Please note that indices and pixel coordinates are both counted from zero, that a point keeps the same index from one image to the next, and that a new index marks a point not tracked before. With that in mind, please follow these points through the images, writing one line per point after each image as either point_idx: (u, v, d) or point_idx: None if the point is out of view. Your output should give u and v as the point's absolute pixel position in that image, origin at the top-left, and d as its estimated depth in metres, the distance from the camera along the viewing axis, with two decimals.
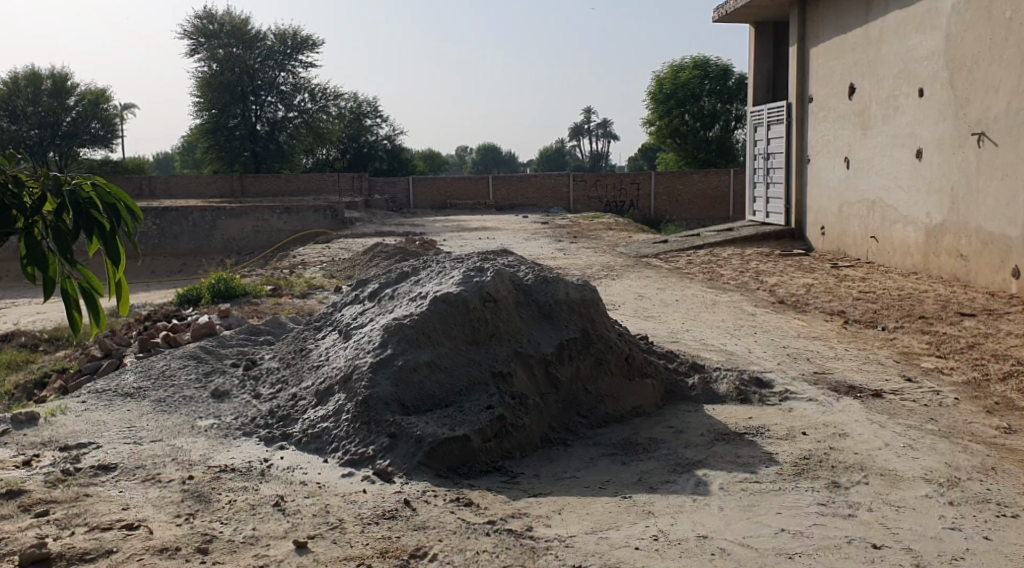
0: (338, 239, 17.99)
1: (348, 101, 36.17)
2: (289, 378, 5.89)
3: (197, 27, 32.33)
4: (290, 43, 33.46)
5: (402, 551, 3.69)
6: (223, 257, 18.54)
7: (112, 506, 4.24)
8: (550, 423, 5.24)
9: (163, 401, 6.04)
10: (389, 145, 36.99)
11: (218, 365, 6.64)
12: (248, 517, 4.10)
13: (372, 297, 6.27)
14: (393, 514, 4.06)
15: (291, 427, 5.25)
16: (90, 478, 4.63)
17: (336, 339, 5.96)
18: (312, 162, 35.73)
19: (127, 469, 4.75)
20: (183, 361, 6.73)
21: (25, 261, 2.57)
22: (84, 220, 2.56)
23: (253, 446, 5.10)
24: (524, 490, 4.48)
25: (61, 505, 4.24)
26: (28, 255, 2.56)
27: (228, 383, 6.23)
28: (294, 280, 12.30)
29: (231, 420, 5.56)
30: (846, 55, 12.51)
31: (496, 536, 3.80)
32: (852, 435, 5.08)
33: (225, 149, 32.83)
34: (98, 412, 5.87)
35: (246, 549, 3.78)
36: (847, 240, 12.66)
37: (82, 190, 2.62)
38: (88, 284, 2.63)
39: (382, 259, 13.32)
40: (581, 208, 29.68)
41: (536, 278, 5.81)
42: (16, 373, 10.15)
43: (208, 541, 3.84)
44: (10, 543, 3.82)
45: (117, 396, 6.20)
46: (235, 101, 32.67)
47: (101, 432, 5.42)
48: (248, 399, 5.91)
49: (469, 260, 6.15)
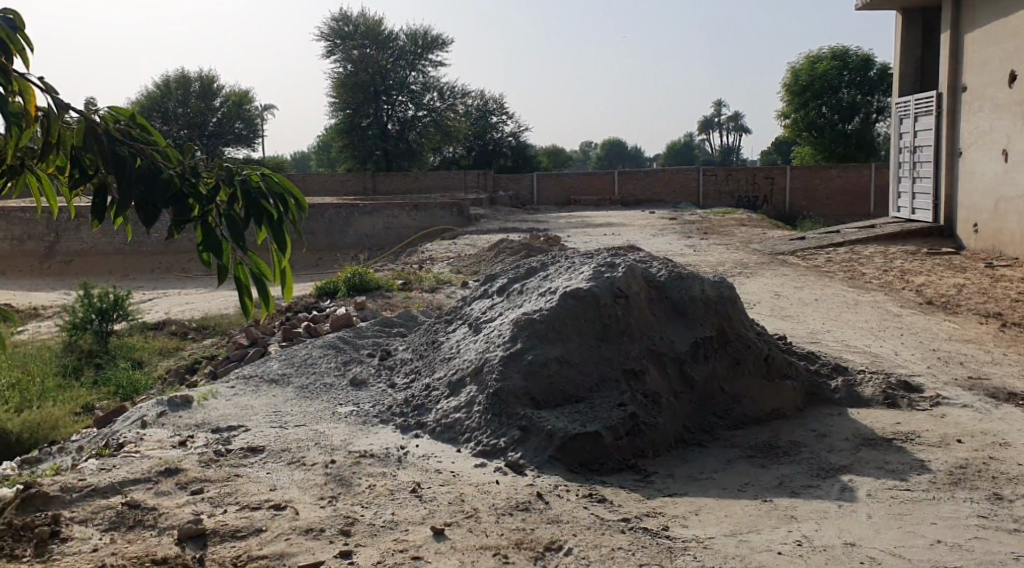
0: (466, 235, 18.25)
1: (476, 99, 36.70)
2: (422, 368, 6.03)
3: (332, 28, 33.44)
4: (421, 43, 34.23)
5: (537, 543, 3.70)
6: (356, 252, 19.13)
7: (261, 487, 4.43)
8: (684, 423, 5.15)
9: (305, 388, 6.29)
10: (515, 141, 37.37)
11: (355, 355, 6.86)
12: (388, 502, 4.22)
13: (501, 291, 6.34)
14: (526, 506, 4.07)
15: (424, 415, 5.37)
16: (239, 459, 4.87)
17: (467, 332, 6.05)
18: (440, 159, 36.35)
19: (274, 452, 4.96)
20: (323, 350, 6.98)
21: (201, 248, 2.57)
22: (256, 216, 2.60)
23: (390, 434, 5.25)
24: (659, 489, 4.42)
25: (215, 484, 4.47)
26: (204, 243, 2.56)
27: (364, 372, 6.43)
28: (424, 275, 12.56)
29: (369, 407, 5.73)
30: (1004, 41, 11.79)
31: (631, 534, 3.76)
32: (1014, 445, 4.77)
33: (358, 147, 33.87)
34: (246, 397, 6.16)
35: (387, 533, 3.89)
36: (1001, 238, 11.93)
37: (254, 179, 2.67)
38: (257, 270, 2.69)
39: (510, 255, 13.42)
40: (711, 204, 29.08)
41: (670, 274, 5.71)
42: (165, 361, 10.79)
43: (350, 523, 3.98)
44: (169, 519, 4.10)
45: (263, 382, 6.50)
46: (368, 101, 33.65)
47: (249, 415, 5.70)
48: (383, 388, 6.09)
49: (600, 255, 6.12)
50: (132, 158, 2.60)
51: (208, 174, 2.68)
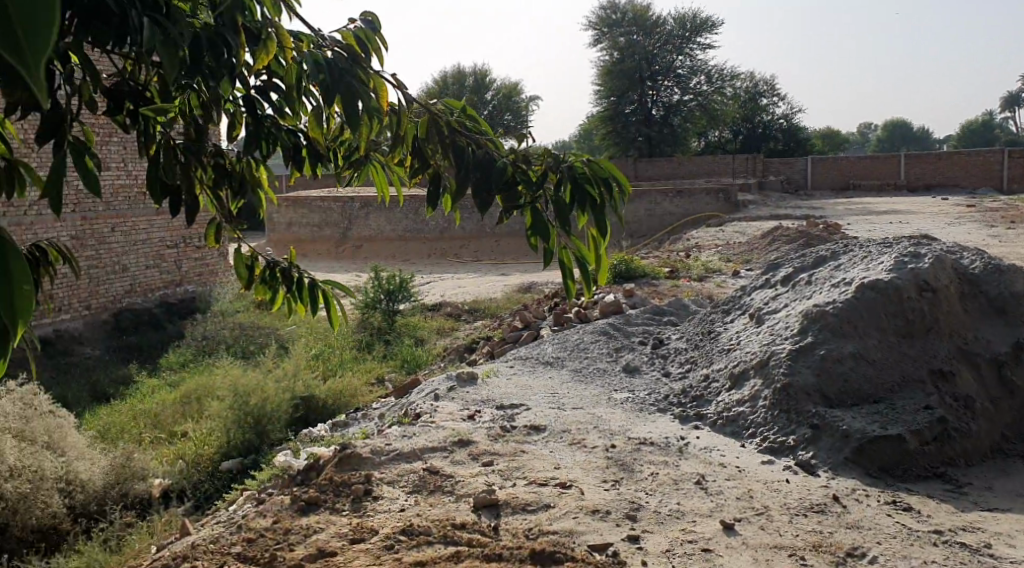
0: (733, 222, 17.75)
1: (745, 80, 35.48)
2: (699, 359, 5.95)
3: (600, 17, 33.73)
4: (689, 26, 33.59)
5: (838, 547, 3.53)
6: (620, 240, 19.25)
7: (546, 464, 4.83)
8: (1004, 432, 4.68)
9: (582, 372, 6.47)
10: (786, 124, 35.76)
11: (626, 342, 6.90)
12: (672, 491, 4.25)
13: (785, 281, 6.09)
14: (821, 508, 3.90)
15: (704, 407, 5.31)
16: (523, 436, 5.31)
17: (748, 323, 5.89)
18: (706, 145, 35.58)
19: (555, 432, 5.30)
20: (595, 335, 7.11)
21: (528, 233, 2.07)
22: (579, 197, 2.06)
23: (669, 424, 5.22)
24: (974, 503, 4.05)
25: (503, 458, 5.00)
26: (531, 225, 2.06)
27: (638, 359, 6.46)
28: (691, 263, 12.39)
29: (645, 395, 5.75)
30: None
31: (947, 548, 3.48)
32: None
33: (622, 135, 33.97)
34: (524, 376, 6.55)
35: (674, 522, 3.94)
36: None
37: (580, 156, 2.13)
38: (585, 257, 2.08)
39: (783, 244, 12.88)
40: (1014, 189, 26.14)
41: (985, 267, 5.25)
42: (442, 340, 11.59)
43: (636, 508, 4.12)
44: (465, 486, 4.67)
45: (539, 364, 6.88)
46: (634, 88, 33.60)
47: (529, 395, 6.08)
48: (658, 376, 6.09)
49: (899, 244, 5.74)
50: (452, 134, 2.22)
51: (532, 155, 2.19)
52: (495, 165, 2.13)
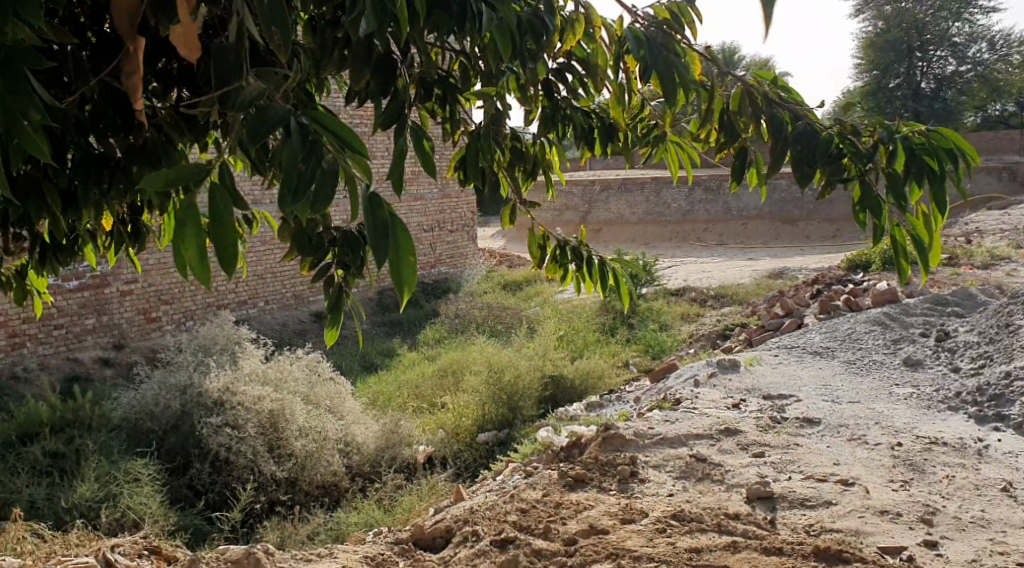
0: (1018, 204, 16.03)
1: None
2: (994, 356, 5.76)
3: None
4: None
5: None
6: None
7: (824, 459, 4.67)
8: None
9: (855, 363, 6.35)
10: None
11: (906, 332, 6.71)
12: (974, 497, 4.10)
13: None
14: None
15: (1005, 408, 5.15)
16: (796, 428, 5.22)
17: None
18: (984, 118, 32.35)
19: (831, 426, 5.20)
20: (868, 325, 6.92)
21: (856, 208, 1.92)
22: (916, 172, 1.89)
23: (965, 423, 5.09)
24: None
25: (775, 449, 4.91)
26: (860, 201, 1.91)
27: (920, 352, 6.32)
28: (970, 249, 11.34)
29: (934, 392, 5.63)
30: None
31: None
32: None
33: None
34: (790, 365, 6.49)
35: (978, 531, 3.78)
36: None
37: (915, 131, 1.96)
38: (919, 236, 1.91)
39: None
40: None
41: None
42: (692, 327, 11.42)
43: (932, 512, 3.95)
44: (736, 477, 4.58)
45: (807, 353, 6.72)
46: None
47: (800, 386, 5.97)
48: (946, 371, 5.94)
49: None
50: (769, 107, 2.11)
51: (857, 128, 2.04)
52: (818, 137, 2.00)
